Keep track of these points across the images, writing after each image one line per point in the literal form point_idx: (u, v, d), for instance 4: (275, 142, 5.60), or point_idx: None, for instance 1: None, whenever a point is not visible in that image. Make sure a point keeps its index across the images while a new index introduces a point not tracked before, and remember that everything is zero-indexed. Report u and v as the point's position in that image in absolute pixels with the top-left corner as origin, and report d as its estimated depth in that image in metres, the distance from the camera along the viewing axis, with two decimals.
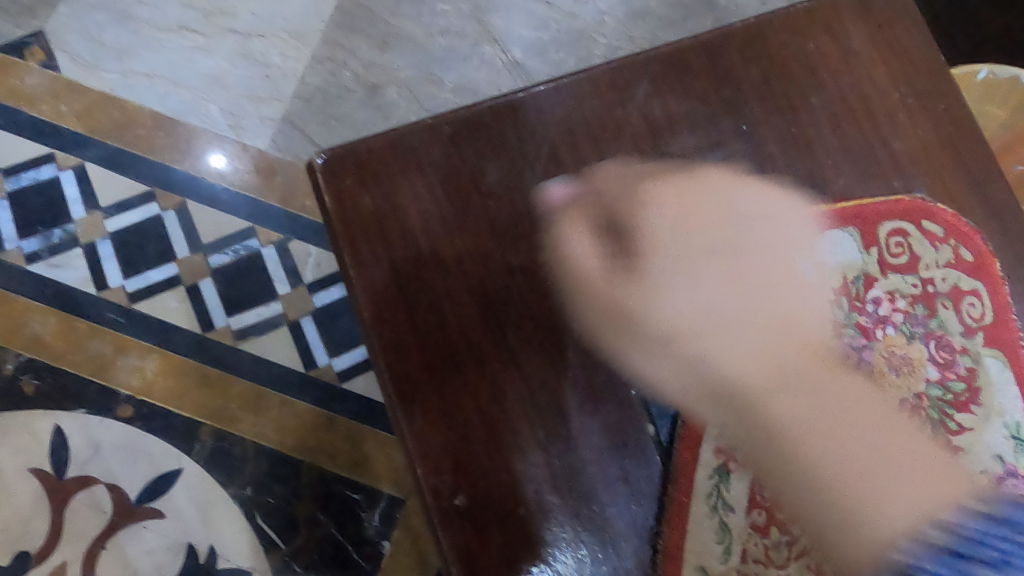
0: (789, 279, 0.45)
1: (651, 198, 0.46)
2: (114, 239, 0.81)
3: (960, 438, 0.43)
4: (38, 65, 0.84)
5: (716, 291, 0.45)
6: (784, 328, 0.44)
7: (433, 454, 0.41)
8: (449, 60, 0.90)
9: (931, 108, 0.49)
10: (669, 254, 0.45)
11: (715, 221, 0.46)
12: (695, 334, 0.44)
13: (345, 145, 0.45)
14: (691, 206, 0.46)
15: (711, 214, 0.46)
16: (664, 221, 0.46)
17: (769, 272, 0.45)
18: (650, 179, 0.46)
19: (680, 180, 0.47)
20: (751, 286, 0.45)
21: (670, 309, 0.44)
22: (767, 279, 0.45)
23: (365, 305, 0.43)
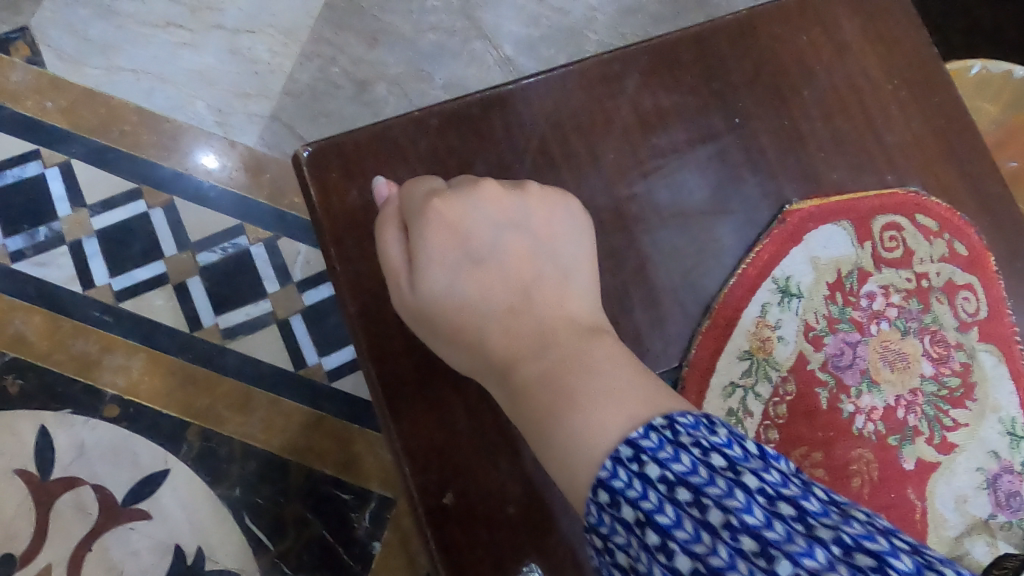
0: (565, 280, 0.37)
1: (436, 204, 0.38)
2: (100, 237, 0.80)
3: (956, 434, 0.43)
4: (22, 61, 0.83)
5: (477, 299, 0.36)
6: (558, 321, 0.35)
7: (420, 453, 0.40)
8: (439, 56, 0.89)
9: (924, 101, 0.48)
10: (448, 260, 0.37)
11: (512, 238, 0.38)
12: (463, 330, 0.36)
13: (330, 137, 0.44)
14: (464, 212, 0.38)
15: (489, 221, 0.38)
16: (443, 234, 0.37)
17: (538, 270, 0.37)
18: (468, 185, 0.39)
19: (465, 192, 0.38)
20: (529, 283, 0.36)
21: (449, 306, 0.36)
22: (521, 281, 0.36)
23: (350, 301, 0.42)
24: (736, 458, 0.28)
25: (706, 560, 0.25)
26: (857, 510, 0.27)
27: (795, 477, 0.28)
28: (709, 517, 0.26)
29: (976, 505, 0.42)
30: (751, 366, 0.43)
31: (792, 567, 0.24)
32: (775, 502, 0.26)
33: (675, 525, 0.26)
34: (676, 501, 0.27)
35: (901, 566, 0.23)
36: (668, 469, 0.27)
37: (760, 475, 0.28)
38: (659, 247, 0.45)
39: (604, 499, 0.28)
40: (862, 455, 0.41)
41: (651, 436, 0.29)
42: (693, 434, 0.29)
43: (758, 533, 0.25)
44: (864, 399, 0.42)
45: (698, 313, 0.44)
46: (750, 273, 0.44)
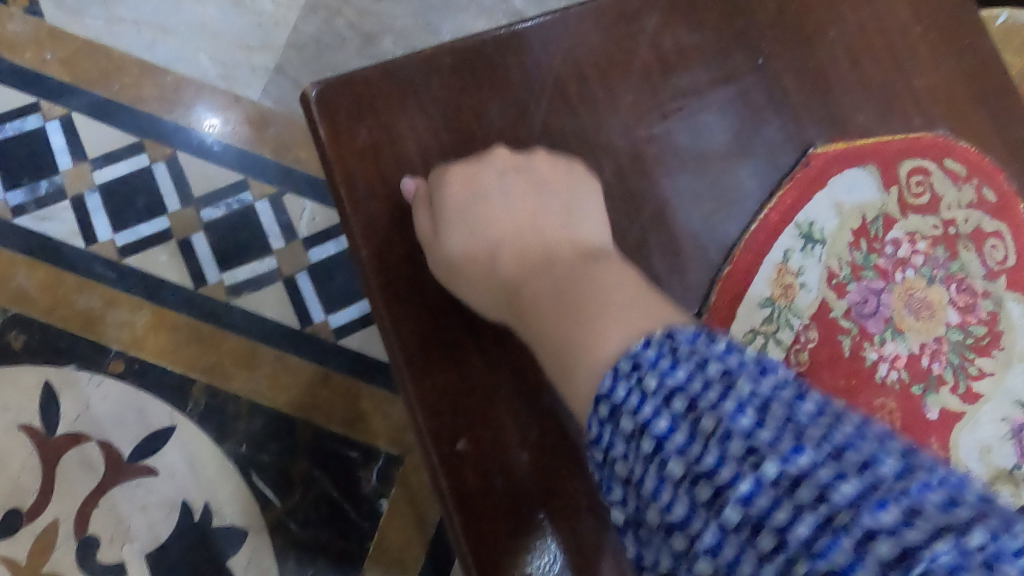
0: (569, 213, 0.39)
1: (450, 164, 0.40)
2: (102, 191, 0.78)
3: (981, 383, 0.42)
4: (19, 11, 0.80)
5: (493, 236, 0.38)
6: (562, 246, 0.36)
7: (433, 398, 0.39)
8: (447, 9, 0.87)
9: (954, 43, 0.47)
10: (462, 205, 0.39)
11: (521, 182, 0.40)
12: (476, 264, 0.38)
13: (339, 75, 0.42)
14: (477, 169, 0.40)
15: (504, 170, 0.40)
16: (459, 182, 0.39)
17: (547, 205, 0.39)
18: (479, 150, 0.41)
19: (483, 156, 0.40)
20: (535, 215, 0.38)
21: (463, 251, 0.38)
22: (533, 220, 0.38)
23: (361, 244, 0.41)
24: (733, 365, 0.26)
25: (697, 464, 0.25)
26: (853, 416, 0.25)
27: (794, 382, 0.26)
28: (701, 422, 0.25)
29: (1000, 456, 0.41)
30: (773, 313, 0.42)
31: (777, 465, 0.23)
32: (767, 406, 0.25)
33: (669, 432, 0.26)
34: (671, 408, 0.26)
35: (888, 467, 0.23)
36: (664, 378, 0.26)
37: (755, 379, 0.26)
38: (678, 192, 0.43)
39: (606, 412, 0.28)
40: (885, 404, 0.40)
41: (651, 349, 0.28)
42: (692, 345, 0.27)
43: (748, 436, 0.24)
44: (888, 348, 0.41)
45: (718, 260, 0.43)
46: (772, 219, 0.43)
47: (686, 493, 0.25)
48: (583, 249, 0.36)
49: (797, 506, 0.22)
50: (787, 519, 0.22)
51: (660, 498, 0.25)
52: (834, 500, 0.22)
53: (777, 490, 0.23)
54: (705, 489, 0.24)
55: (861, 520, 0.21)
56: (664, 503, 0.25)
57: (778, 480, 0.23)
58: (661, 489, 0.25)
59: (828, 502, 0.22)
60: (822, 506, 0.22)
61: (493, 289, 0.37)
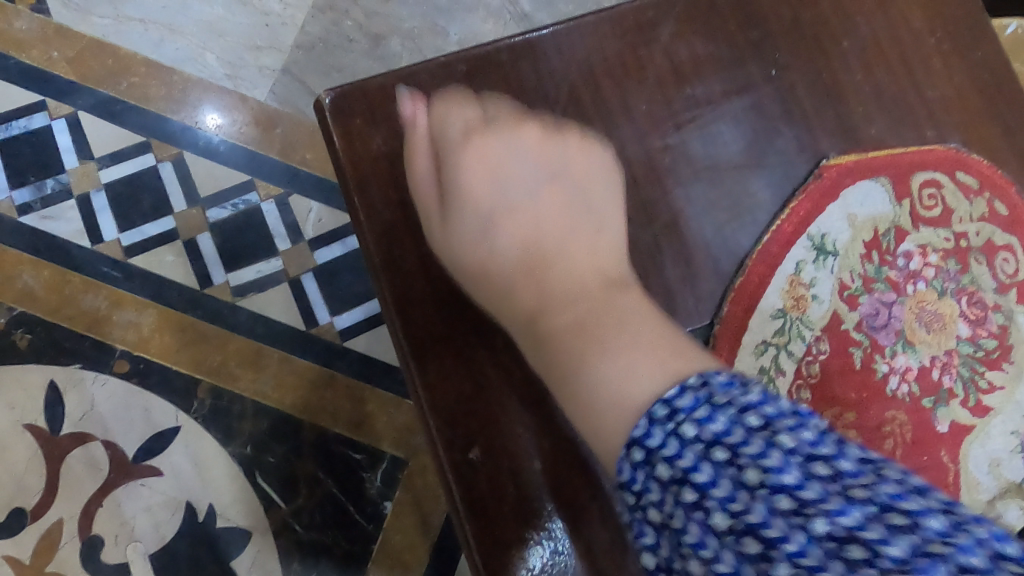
0: (591, 230, 0.38)
1: (473, 142, 0.38)
2: (108, 191, 0.78)
3: (992, 397, 0.42)
4: (27, 9, 0.80)
5: (503, 244, 0.37)
6: (585, 271, 0.35)
7: (445, 407, 0.40)
8: (455, 11, 0.87)
9: (967, 55, 0.47)
10: (480, 203, 0.37)
11: (544, 186, 0.38)
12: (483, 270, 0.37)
13: (353, 83, 0.42)
14: (499, 152, 0.38)
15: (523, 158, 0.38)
16: (476, 168, 0.38)
17: (569, 217, 0.38)
18: (506, 126, 0.39)
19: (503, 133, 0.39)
20: (561, 231, 0.37)
21: (477, 256, 0.37)
22: (550, 227, 0.37)
23: (376, 253, 0.41)
24: (772, 416, 0.26)
25: (742, 517, 0.24)
26: (889, 469, 0.25)
27: (832, 437, 0.26)
28: (746, 476, 0.25)
29: (1010, 469, 0.41)
30: (784, 325, 0.42)
31: (825, 523, 0.23)
32: (810, 461, 0.25)
33: (712, 484, 0.25)
34: (714, 460, 0.26)
35: (934, 525, 0.22)
36: (705, 428, 0.26)
37: (795, 432, 0.26)
38: (691, 202, 0.43)
39: (639, 457, 0.28)
40: (896, 416, 0.40)
41: (686, 396, 0.28)
42: (728, 393, 0.27)
43: (795, 492, 0.24)
44: (899, 360, 0.41)
45: (730, 271, 0.43)
46: (785, 230, 0.43)
47: (731, 545, 0.24)
48: (604, 275, 0.36)
49: (848, 563, 0.22)
50: (839, 574, 0.22)
51: (703, 550, 0.25)
52: (887, 557, 0.21)
53: (825, 545, 0.22)
54: (752, 542, 0.24)
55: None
56: (708, 555, 0.24)
57: (827, 537, 0.23)
58: (704, 540, 0.25)
59: (881, 559, 0.21)
60: (873, 562, 0.21)
61: (501, 295, 0.36)
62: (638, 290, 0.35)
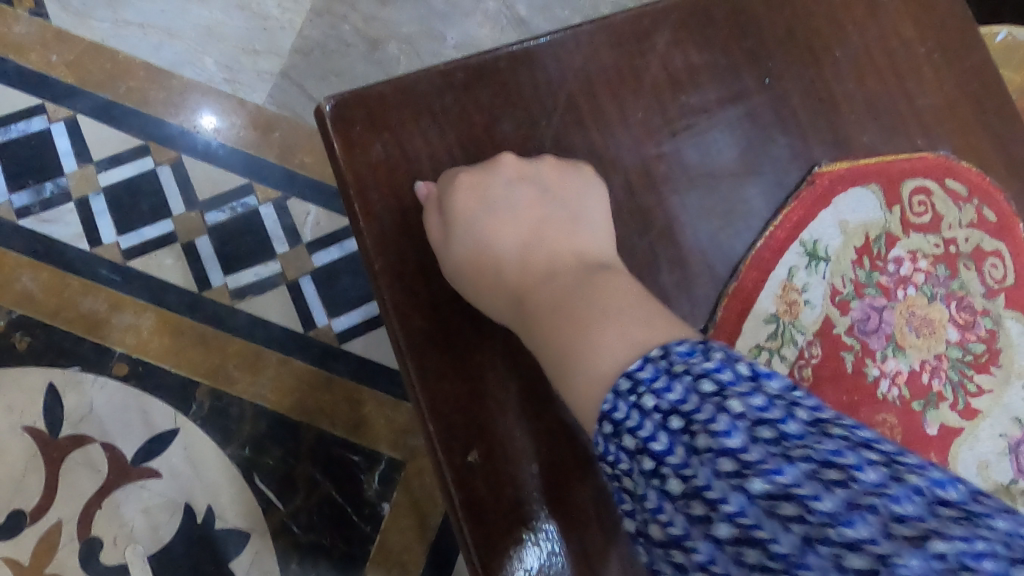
0: (573, 223, 0.39)
1: (460, 175, 0.40)
2: (107, 194, 0.79)
3: (980, 400, 0.43)
4: (26, 13, 0.81)
5: (499, 248, 0.38)
6: (566, 258, 0.37)
7: (445, 410, 0.40)
8: (451, 15, 0.87)
9: (955, 64, 0.48)
10: (469, 213, 0.39)
11: (530, 195, 0.40)
12: (484, 274, 0.38)
13: (354, 90, 0.43)
14: (486, 179, 0.40)
15: (507, 181, 0.40)
16: (468, 192, 0.40)
17: (552, 217, 0.39)
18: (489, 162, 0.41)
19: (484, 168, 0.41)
20: (540, 228, 0.39)
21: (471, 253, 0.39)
22: (543, 235, 0.39)
23: (376, 258, 0.42)
24: (727, 382, 0.27)
25: (692, 482, 0.25)
26: (839, 425, 0.26)
27: (784, 396, 0.26)
28: (695, 442, 0.26)
29: (997, 471, 0.42)
30: (778, 329, 0.42)
31: (762, 483, 0.24)
32: (754, 422, 0.25)
33: (668, 452, 0.27)
34: (669, 428, 0.27)
35: (868, 479, 0.23)
36: (662, 399, 0.27)
37: (747, 396, 0.26)
38: (686, 209, 0.44)
39: (609, 429, 0.29)
40: (886, 419, 0.41)
41: (647, 368, 0.28)
42: (687, 362, 0.28)
43: (737, 454, 0.25)
44: (889, 363, 0.42)
45: (725, 276, 0.44)
46: (778, 236, 0.44)
47: (682, 509, 0.26)
48: (586, 262, 0.37)
49: (780, 520, 0.23)
50: (772, 532, 0.23)
51: (661, 514, 0.27)
52: (815, 513, 0.22)
53: (760, 505, 0.23)
54: (698, 505, 0.25)
55: (837, 532, 0.22)
56: (665, 519, 0.26)
57: (763, 496, 0.23)
58: (662, 506, 0.27)
59: (811, 515, 0.22)
60: (803, 519, 0.22)
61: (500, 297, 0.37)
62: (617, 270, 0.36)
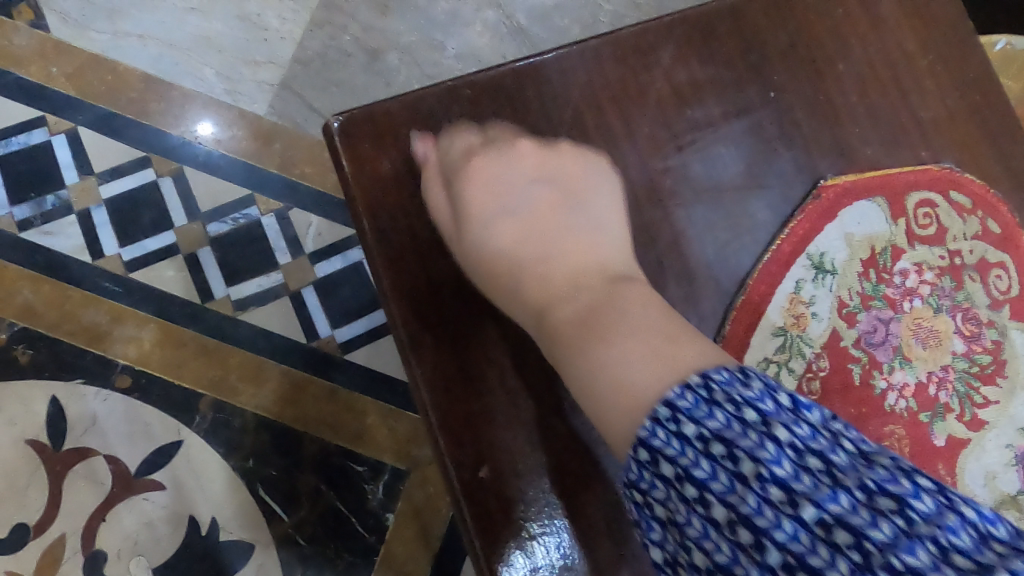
0: (591, 233, 0.39)
1: (475, 163, 0.41)
2: (108, 206, 0.78)
3: (986, 411, 0.43)
4: (26, 25, 0.81)
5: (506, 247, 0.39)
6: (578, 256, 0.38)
7: (456, 426, 0.40)
8: (451, 25, 0.88)
9: (957, 78, 0.48)
10: (485, 211, 0.40)
11: (544, 193, 0.41)
12: (496, 276, 0.39)
13: (361, 107, 0.43)
14: (498, 173, 0.41)
15: (521, 175, 0.41)
16: (481, 191, 0.40)
17: (568, 222, 0.39)
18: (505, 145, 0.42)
19: (503, 151, 0.41)
20: (561, 233, 0.39)
21: (488, 251, 0.39)
22: (550, 232, 0.39)
23: (385, 275, 0.42)
24: (769, 411, 0.28)
25: (738, 509, 0.26)
26: (883, 455, 0.27)
27: (826, 427, 0.28)
28: (743, 469, 0.27)
29: (1004, 481, 0.42)
30: (785, 342, 0.43)
31: (816, 511, 0.25)
32: (804, 455, 0.26)
33: (711, 478, 0.27)
34: (712, 455, 0.27)
35: (920, 507, 0.24)
36: (704, 426, 0.28)
37: (792, 426, 0.27)
38: (693, 223, 0.44)
39: (644, 456, 0.29)
40: (893, 431, 0.42)
41: (687, 396, 0.29)
42: (728, 390, 0.29)
43: (788, 485, 0.26)
44: (896, 375, 0.42)
45: (733, 289, 0.44)
46: (785, 249, 0.44)
47: (727, 535, 0.26)
48: (608, 274, 0.37)
49: (835, 547, 0.24)
50: (826, 559, 0.24)
51: (705, 541, 0.27)
52: (872, 540, 0.24)
53: (815, 532, 0.24)
54: (746, 532, 0.26)
55: (897, 560, 0.23)
56: (709, 546, 0.27)
57: (818, 523, 0.25)
58: (706, 533, 0.27)
59: (866, 543, 0.24)
60: (858, 547, 0.24)
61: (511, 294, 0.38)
62: (638, 284, 0.36)
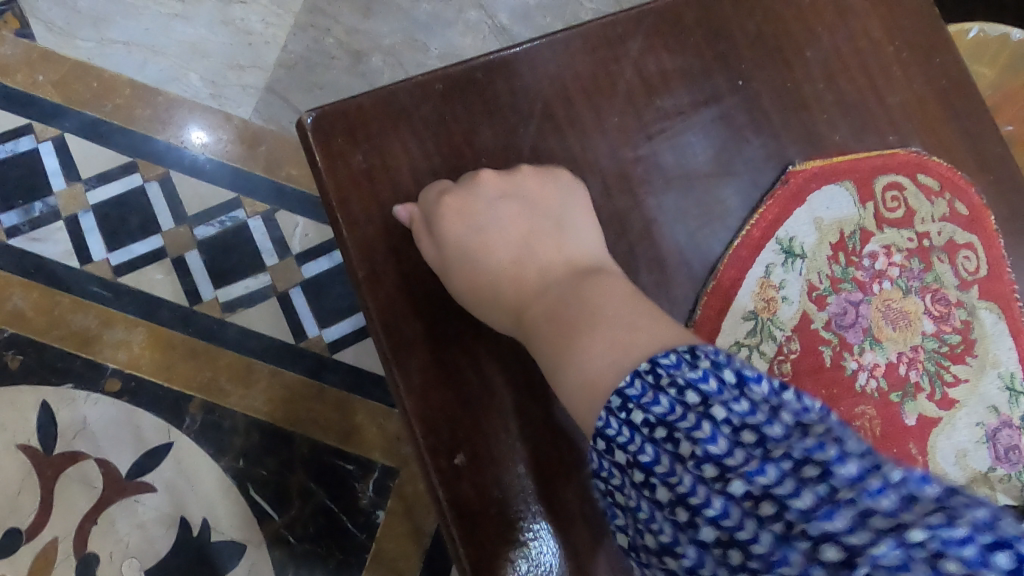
0: (562, 229, 0.40)
1: (446, 200, 0.40)
2: (96, 212, 0.79)
3: (956, 390, 0.44)
4: (11, 34, 0.81)
5: (486, 263, 0.39)
6: (556, 265, 0.39)
7: (431, 415, 0.41)
8: (434, 26, 0.88)
9: (924, 63, 0.49)
10: (463, 238, 0.40)
11: (513, 212, 0.41)
12: (479, 293, 0.39)
13: (335, 102, 0.43)
14: (470, 201, 0.40)
15: (491, 200, 0.41)
16: (454, 217, 0.40)
17: (538, 224, 0.41)
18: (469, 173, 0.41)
19: (467, 184, 0.41)
20: (532, 234, 0.40)
21: (468, 274, 0.39)
22: (523, 237, 0.40)
23: (359, 268, 0.42)
24: (710, 391, 0.27)
25: (677, 489, 0.26)
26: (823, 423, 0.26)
27: (768, 401, 0.27)
28: (680, 450, 0.27)
29: (976, 459, 0.43)
30: (757, 326, 0.43)
31: (745, 485, 0.25)
32: (739, 430, 0.26)
33: (655, 462, 0.27)
34: (655, 440, 0.28)
35: (844, 471, 0.24)
36: (649, 412, 0.28)
37: (730, 403, 0.27)
38: (663, 210, 0.45)
39: (602, 446, 0.29)
40: (865, 411, 0.42)
41: (636, 383, 0.29)
42: (672, 372, 0.28)
43: (721, 461, 0.26)
44: (867, 357, 0.43)
45: (704, 275, 0.45)
46: (754, 235, 0.45)
47: (669, 516, 0.27)
48: (575, 266, 0.38)
49: (760, 519, 0.24)
50: (752, 532, 0.24)
51: (653, 523, 0.27)
52: (793, 510, 0.23)
53: (743, 506, 0.25)
54: (683, 511, 0.26)
55: (814, 526, 0.23)
56: (656, 527, 0.27)
57: (746, 497, 0.25)
58: (653, 515, 0.27)
59: (787, 513, 0.23)
60: (780, 519, 0.23)
61: (491, 300, 0.39)
62: (608, 275, 0.37)
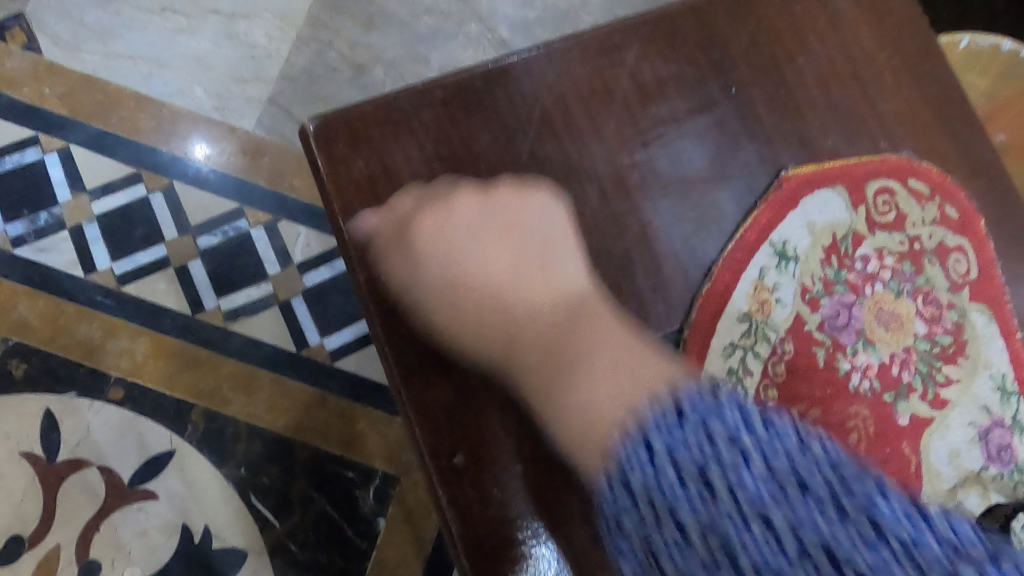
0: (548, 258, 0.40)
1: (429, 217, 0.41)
2: (100, 222, 0.80)
3: (949, 390, 0.44)
4: (19, 48, 0.83)
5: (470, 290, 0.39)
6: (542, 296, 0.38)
7: (432, 415, 0.42)
8: (434, 39, 0.90)
9: (915, 69, 0.50)
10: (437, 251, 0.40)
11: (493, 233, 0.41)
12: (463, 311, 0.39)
13: (336, 110, 0.45)
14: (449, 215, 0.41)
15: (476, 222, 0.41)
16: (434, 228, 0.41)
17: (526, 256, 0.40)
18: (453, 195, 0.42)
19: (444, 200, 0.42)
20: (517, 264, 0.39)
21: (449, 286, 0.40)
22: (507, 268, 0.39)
23: (357, 270, 0.43)
24: (710, 467, 0.27)
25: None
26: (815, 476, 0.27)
27: (762, 462, 0.27)
28: (693, 537, 0.27)
29: (968, 458, 0.43)
30: (751, 327, 0.44)
31: None
32: (750, 516, 0.26)
33: (664, 543, 0.27)
34: (663, 520, 0.27)
35: (858, 556, 0.25)
36: (653, 492, 0.27)
37: (735, 481, 0.27)
38: (659, 216, 0.46)
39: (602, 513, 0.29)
40: (858, 412, 0.43)
41: (628, 452, 0.28)
42: (667, 445, 0.27)
43: (740, 557, 0.26)
44: (859, 358, 0.44)
45: (699, 278, 0.45)
46: (747, 238, 0.46)
47: None
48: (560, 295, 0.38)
49: None
50: None
51: None
52: None
53: None
54: None
55: None
56: None
57: None
58: None
59: None
60: None
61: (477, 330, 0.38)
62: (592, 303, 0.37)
